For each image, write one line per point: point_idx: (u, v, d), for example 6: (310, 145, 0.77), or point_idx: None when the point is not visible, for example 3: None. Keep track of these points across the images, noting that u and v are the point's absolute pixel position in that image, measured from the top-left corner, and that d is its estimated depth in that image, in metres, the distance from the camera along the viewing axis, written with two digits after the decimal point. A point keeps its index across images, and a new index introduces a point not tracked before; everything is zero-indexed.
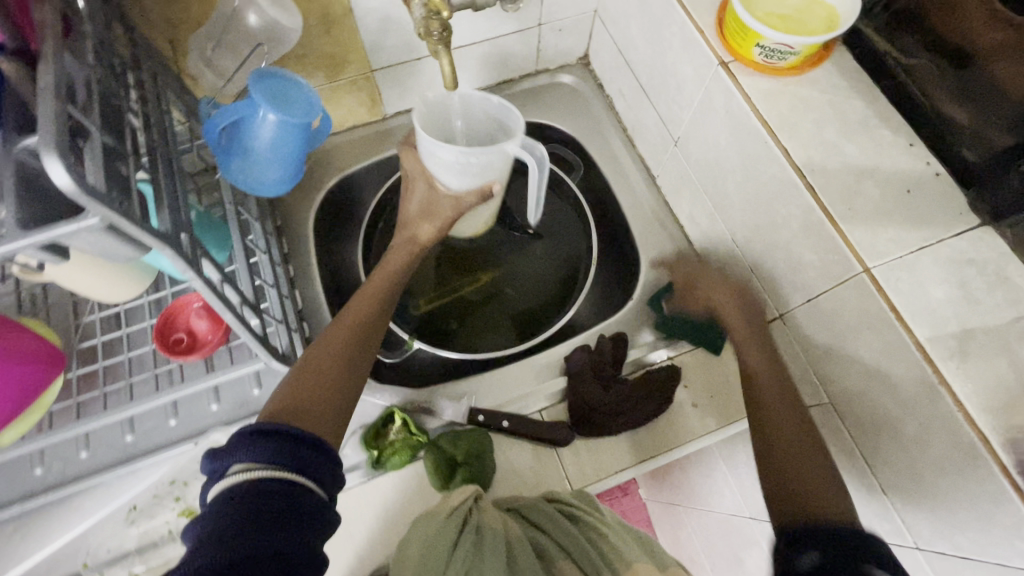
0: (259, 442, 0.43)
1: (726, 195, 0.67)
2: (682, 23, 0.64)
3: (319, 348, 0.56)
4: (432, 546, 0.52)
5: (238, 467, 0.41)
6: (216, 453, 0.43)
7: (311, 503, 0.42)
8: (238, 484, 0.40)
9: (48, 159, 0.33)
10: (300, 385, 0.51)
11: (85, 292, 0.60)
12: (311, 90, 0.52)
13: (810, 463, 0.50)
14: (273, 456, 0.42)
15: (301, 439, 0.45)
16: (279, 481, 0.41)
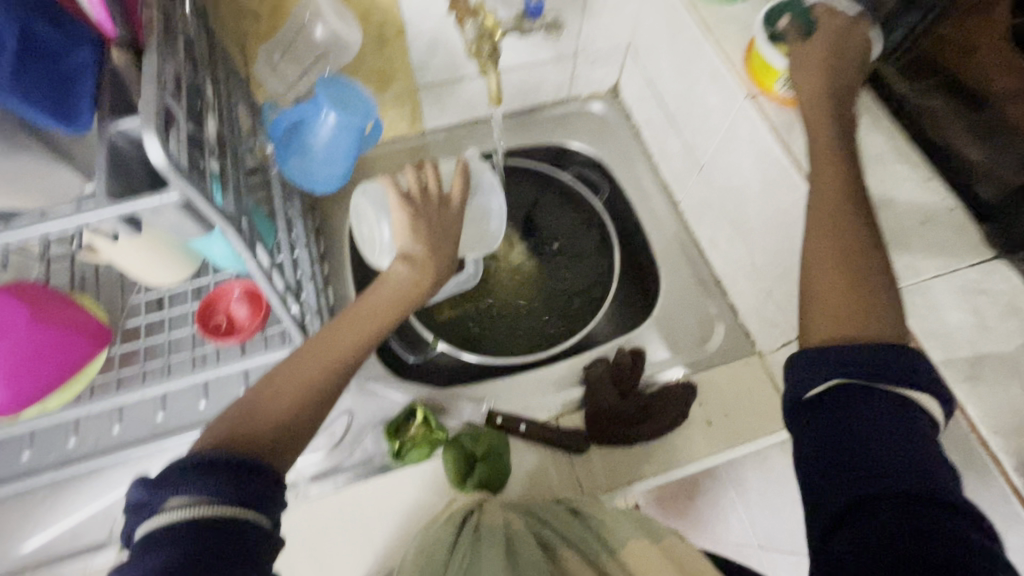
0: (204, 473, 0.39)
1: (747, 219, 0.71)
2: (713, 58, 0.68)
3: (285, 373, 0.49)
4: (434, 547, 0.54)
5: (175, 503, 0.38)
6: (151, 482, 0.39)
7: (248, 541, 0.39)
8: (174, 523, 0.37)
9: (149, 138, 0.38)
10: (253, 416, 0.46)
11: (137, 271, 0.63)
12: (368, 95, 0.57)
13: (866, 276, 0.45)
14: (214, 490, 0.39)
15: (246, 466, 0.41)
16: (219, 520, 0.38)
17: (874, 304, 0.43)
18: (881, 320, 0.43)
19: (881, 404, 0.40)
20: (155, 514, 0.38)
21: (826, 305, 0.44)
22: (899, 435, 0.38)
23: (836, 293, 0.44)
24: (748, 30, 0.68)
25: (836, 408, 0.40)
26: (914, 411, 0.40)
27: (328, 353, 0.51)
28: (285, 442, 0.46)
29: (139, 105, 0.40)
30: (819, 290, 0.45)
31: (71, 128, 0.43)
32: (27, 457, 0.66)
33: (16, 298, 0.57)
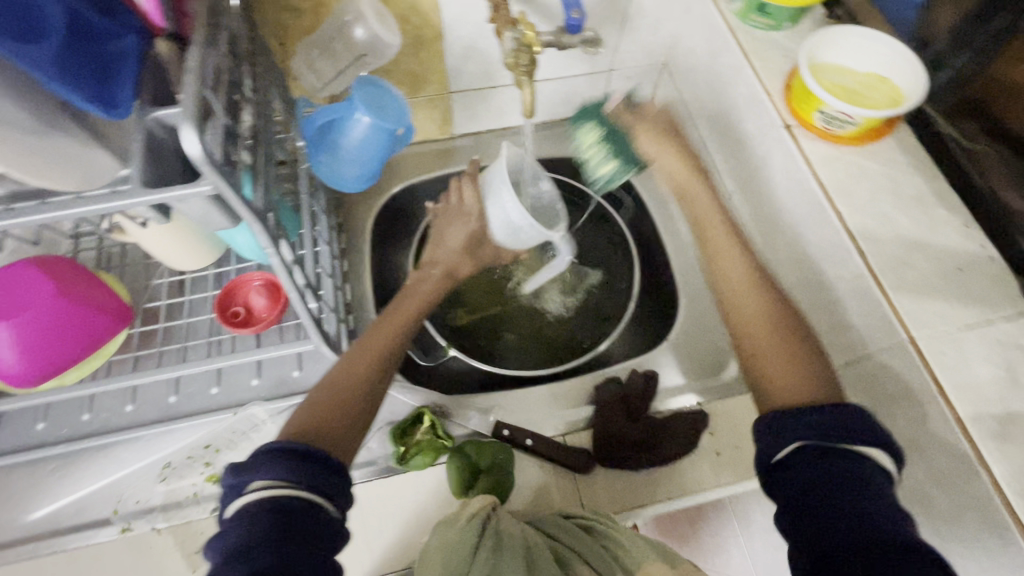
0: (276, 458, 0.44)
1: (775, 250, 0.69)
2: (751, 85, 0.67)
3: (348, 362, 0.57)
4: (456, 548, 0.53)
5: (257, 485, 0.43)
6: (239, 467, 0.44)
7: (321, 516, 0.43)
8: (257, 501, 0.42)
9: (187, 131, 0.39)
10: (318, 408, 0.52)
11: (162, 255, 0.65)
12: (404, 101, 0.57)
13: (793, 349, 0.52)
14: (289, 474, 0.43)
15: (314, 455, 0.46)
16: (295, 497, 0.42)
17: (800, 362, 0.51)
18: (813, 372, 0.50)
19: (839, 464, 0.42)
20: (239, 495, 0.43)
21: (768, 374, 0.52)
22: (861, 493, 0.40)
23: (775, 354, 0.52)
24: (789, 59, 0.67)
25: (801, 472, 0.43)
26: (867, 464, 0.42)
27: (376, 347, 0.58)
28: (350, 426, 0.52)
29: (180, 98, 0.41)
30: (757, 362, 0.53)
31: (109, 115, 0.43)
32: (42, 428, 0.67)
33: (43, 274, 0.59)
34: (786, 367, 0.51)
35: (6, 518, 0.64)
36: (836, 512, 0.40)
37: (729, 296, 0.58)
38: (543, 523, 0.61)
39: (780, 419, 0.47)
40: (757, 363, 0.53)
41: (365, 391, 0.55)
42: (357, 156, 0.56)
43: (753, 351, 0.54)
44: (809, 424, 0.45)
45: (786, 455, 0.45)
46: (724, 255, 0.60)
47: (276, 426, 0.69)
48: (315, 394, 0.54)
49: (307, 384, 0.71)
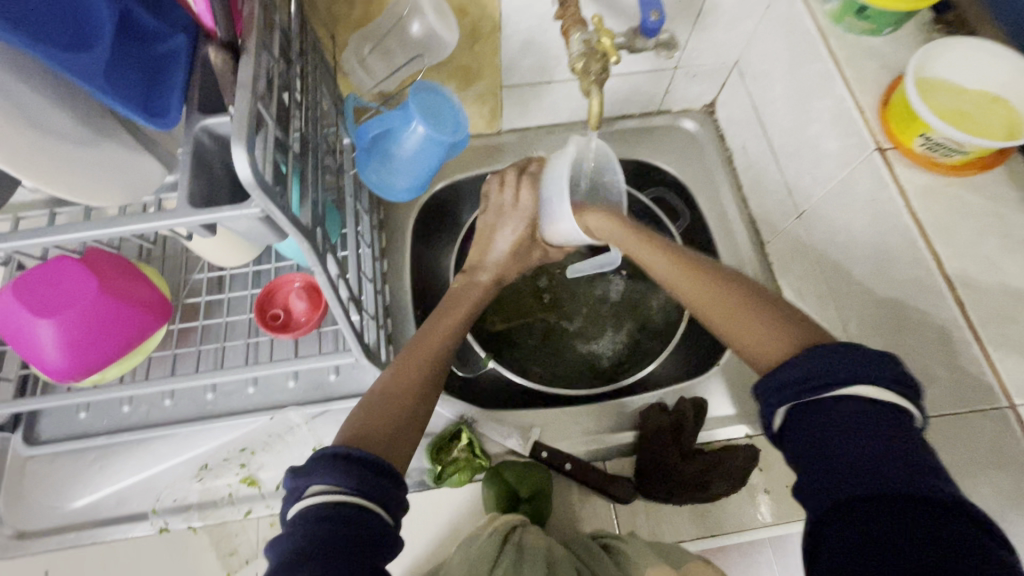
0: (334, 461, 0.43)
1: (848, 282, 0.64)
2: (841, 98, 0.60)
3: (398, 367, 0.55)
4: (479, 556, 0.51)
5: (314, 489, 0.42)
6: (296, 471, 0.43)
7: (374, 526, 0.41)
8: (314, 507, 0.40)
9: (238, 152, 0.35)
10: (371, 412, 0.51)
11: (206, 253, 0.60)
12: (460, 107, 0.57)
13: (746, 302, 0.48)
14: (346, 478, 0.42)
15: (376, 463, 0.45)
16: (350, 505, 0.41)
17: (768, 322, 0.46)
18: (778, 336, 0.45)
19: (843, 408, 0.38)
20: (298, 500, 0.42)
21: (733, 339, 0.47)
22: (874, 440, 0.37)
23: (741, 325, 0.47)
24: (887, 71, 0.60)
25: (803, 423, 0.40)
26: (880, 405, 0.38)
27: (426, 353, 0.58)
28: (405, 433, 0.51)
29: (231, 111, 0.38)
30: (722, 326, 0.49)
31: (159, 125, 0.40)
32: (84, 418, 0.67)
33: (85, 268, 0.57)
34: (759, 340, 0.46)
35: (49, 506, 0.65)
36: (851, 464, 0.37)
37: (669, 281, 0.53)
38: (571, 543, 0.60)
39: (766, 380, 0.43)
40: (730, 335, 0.48)
41: (417, 397, 0.54)
42: (408, 165, 0.58)
43: (717, 320, 0.49)
44: (810, 372, 0.40)
45: (786, 412, 0.41)
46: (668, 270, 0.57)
47: (311, 431, 0.68)
48: (367, 398, 0.53)
49: (343, 389, 0.69)
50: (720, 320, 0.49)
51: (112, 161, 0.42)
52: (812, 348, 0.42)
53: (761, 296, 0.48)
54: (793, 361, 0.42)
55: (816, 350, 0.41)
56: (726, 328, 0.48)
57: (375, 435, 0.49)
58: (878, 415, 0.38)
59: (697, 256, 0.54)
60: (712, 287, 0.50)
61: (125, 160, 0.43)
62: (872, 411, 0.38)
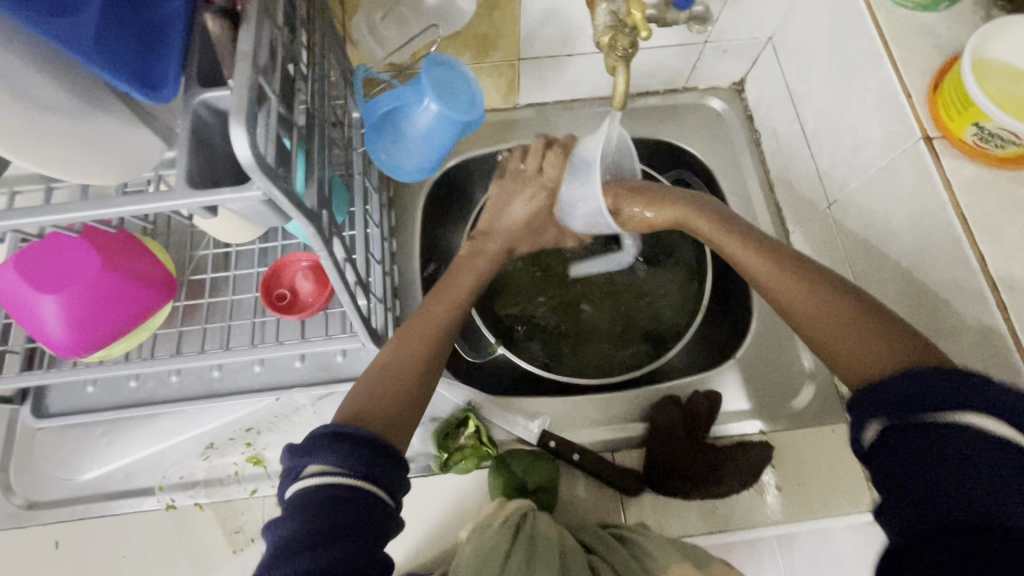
0: (333, 442, 0.41)
1: (880, 278, 0.60)
2: (886, 81, 0.56)
3: (396, 348, 0.53)
4: (490, 549, 0.49)
5: (312, 470, 0.40)
6: (294, 449, 0.41)
7: (367, 509, 0.39)
8: (310, 490, 0.39)
9: (237, 130, 0.33)
10: (373, 391, 0.49)
11: (212, 230, 0.57)
12: (475, 81, 0.54)
13: (837, 309, 0.48)
14: (343, 460, 0.40)
15: (370, 441, 0.42)
16: (343, 489, 0.39)
17: (877, 336, 0.45)
18: (883, 349, 0.44)
19: (927, 444, 0.37)
20: (296, 479, 0.40)
21: (838, 345, 0.46)
22: (953, 476, 0.36)
23: (841, 333, 0.46)
24: (940, 50, 0.55)
25: (882, 452, 0.39)
26: (957, 436, 0.36)
27: (424, 331, 0.54)
28: (404, 417, 0.49)
29: (231, 85, 0.35)
30: (819, 335, 0.48)
31: (154, 98, 0.38)
32: (92, 392, 0.67)
33: (87, 244, 0.55)
34: (845, 340, 0.46)
35: (59, 477, 0.65)
36: (933, 497, 0.36)
37: (767, 290, 0.53)
38: (577, 530, 0.59)
39: (868, 395, 0.41)
40: (819, 338, 0.48)
41: (420, 375, 0.51)
42: (419, 145, 0.55)
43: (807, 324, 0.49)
44: (895, 400, 0.40)
45: (871, 432, 0.40)
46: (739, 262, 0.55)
47: (317, 412, 0.68)
48: (367, 375, 0.51)
49: (351, 371, 0.67)
50: (807, 326, 0.49)
51: (108, 137, 0.40)
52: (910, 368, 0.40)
53: (877, 310, 0.47)
54: (879, 389, 0.41)
55: (899, 378, 0.40)
56: (808, 325, 0.49)
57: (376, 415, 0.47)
58: (962, 446, 0.36)
59: (807, 259, 0.53)
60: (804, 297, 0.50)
61: (121, 135, 0.41)
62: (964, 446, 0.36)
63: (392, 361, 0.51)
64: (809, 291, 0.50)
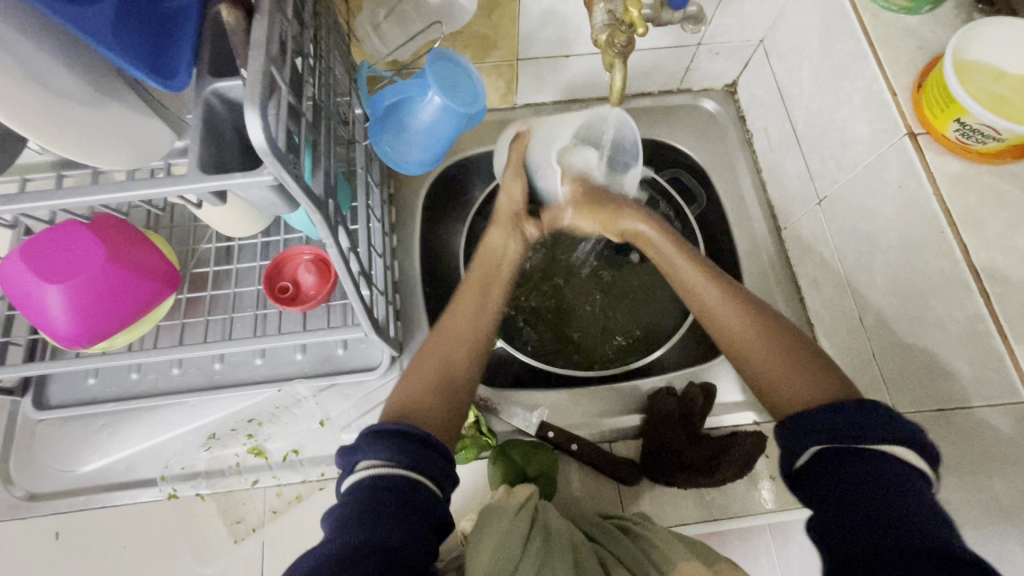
0: (382, 438, 0.44)
1: (868, 272, 0.62)
2: (873, 80, 0.58)
3: (427, 349, 0.56)
4: (509, 533, 0.47)
5: (364, 464, 0.43)
6: (346, 449, 0.45)
7: (416, 498, 0.42)
8: (363, 481, 0.42)
9: (251, 115, 0.34)
10: (415, 391, 0.52)
11: (214, 222, 0.58)
12: (477, 76, 0.56)
13: (783, 346, 0.50)
14: (393, 453, 0.43)
15: (420, 439, 0.46)
16: (391, 479, 0.42)
17: (800, 371, 0.48)
18: (811, 385, 0.47)
19: (853, 468, 0.40)
20: (351, 472, 0.44)
21: (763, 376, 0.50)
22: (866, 489, 0.39)
23: (769, 359, 0.50)
24: (923, 52, 0.58)
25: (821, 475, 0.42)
26: (880, 456, 0.40)
27: (456, 336, 0.56)
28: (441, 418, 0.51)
29: (244, 73, 0.37)
30: (760, 371, 0.50)
31: (168, 86, 0.39)
32: (93, 383, 0.67)
33: (93, 233, 0.56)
34: (769, 360, 0.50)
35: (60, 469, 0.65)
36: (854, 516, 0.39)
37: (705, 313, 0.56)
38: (581, 523, 0.59)
39: (800, 417, 0.44)
40: (755, 365, 0.51)
41: (452, 378, 0.54)
42: (423, 139, 0.57)
43: (747, 356, 0.52)
44: (832, 426, 0.42)
45: (805, 458, 0.43)
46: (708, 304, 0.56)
47: (318, 403, 0.68)
48: (403, 381, 0.54)
49: (352, 364, 0.68)
50: (745, 358, 0.52)
51: (120, 125, 0.41)
52: (835, 402, 0.44)
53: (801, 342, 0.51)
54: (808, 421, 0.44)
55: (842, 406, 0.43)
56: (740, 344, 0.52)
57: (418, 413, 0.50)
58: (879, 468, 0.40)
59: (746, 292, 0.56)
60: (756, 332, 0.52)
61: (135, 125, 0.43)
62: (885, 465, 0.40)
63: (425, 363, 0.55)
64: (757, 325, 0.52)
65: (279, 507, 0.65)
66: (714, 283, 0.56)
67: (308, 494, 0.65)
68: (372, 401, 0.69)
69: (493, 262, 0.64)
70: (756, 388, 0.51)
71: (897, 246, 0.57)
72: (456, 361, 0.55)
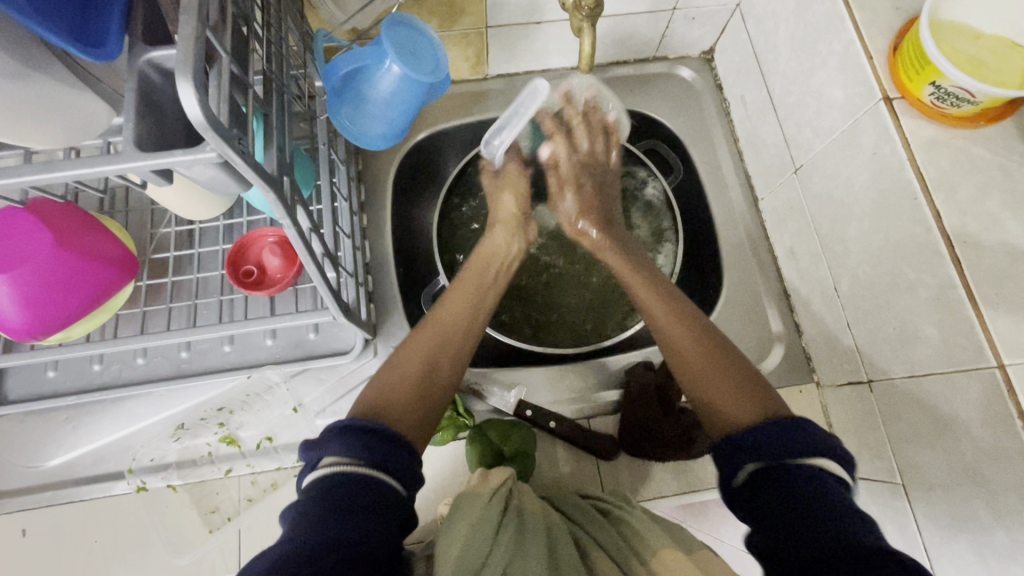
0: (345, 435, 0.43)
1: (843, 240, 0.61)
2: (848, 43, 0.57)
3: (408, 344, 0.54)
4: (477, 527, 0.46)
5: (328, 460, 0.42)
6: (312, 443, 0.44)
7: (373, 491, 0.41)
8: (323, 478, 0.41)
9: (184, 85, 0.32)
10: (396, 381, 0.50)
11: (168, 204, 0.55)
12: (439, 44, 0.54)
13: (723, 361, 0.51)
14: (355, 451, 0.42)
15: (395, 443, 0.45)
16: (349, 475, 0.41)
17: (733, 386, 0.49)
18: (744, 399, 0.48)
19: (787, 478, 0.41)
20: (313, 468, 0.43)
21: (705, 395, 0.50)
22: (804, 501, 0.39)
23: (707, 378, 0.50)
24: (899, 12, 0.56)
25: (749, 492, 0.43)
26: (819, 473, 0.41)
27: (437, 333, 0.54)
28: (416, 419, 0.49)
29: (177, 39, 0.34)
30: (699, 388, 0.51)
31: (97, 56, 0.36)
32: (53, 376, 0.64)
33: (36, 217, 0.52)
34: (685, 355, 0.52)
35: (23, 465, 0.63)
36: (789, 527, 0.39)
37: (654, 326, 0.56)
38: (558, 503, 0.59)
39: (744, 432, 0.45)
40: (687, 378, 0.52)
41: (430, 379, 0.51)
42: (384, 111, 0.54)
43: (689, 373, 0.51)
44: (761, 441, 0.43)
45: (749, 471, 0.43)
46: (657, 320, 0.56)
47: (290, 389, 0.67)
48: (384, 369, 0.52)
49: (324, 349, 0.66)
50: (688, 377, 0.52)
51: (47, 99, 0.38)
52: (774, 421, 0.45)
53: (736, 358, 0.52)
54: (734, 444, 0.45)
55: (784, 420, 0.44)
56: (666, 339, 0.55)
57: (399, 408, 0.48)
58: (809, 478, 0.40)
59: (694, 309, 0.57)
60: (693, 345, 0.53)
61: (66, 99, 0.40)
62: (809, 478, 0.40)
63: (408, 355, 0.52)
64: (689, 337, 0.53)
65: (254, 495, 0.64)
66: (665, 305, 0.57)
67: (283, 481, 0.64)
68: (346, 386, 0.67)
69: (495, 260, 0.64)
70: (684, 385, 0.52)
71: (871, 215, 0.57)
72: (439, 363, 0.53)
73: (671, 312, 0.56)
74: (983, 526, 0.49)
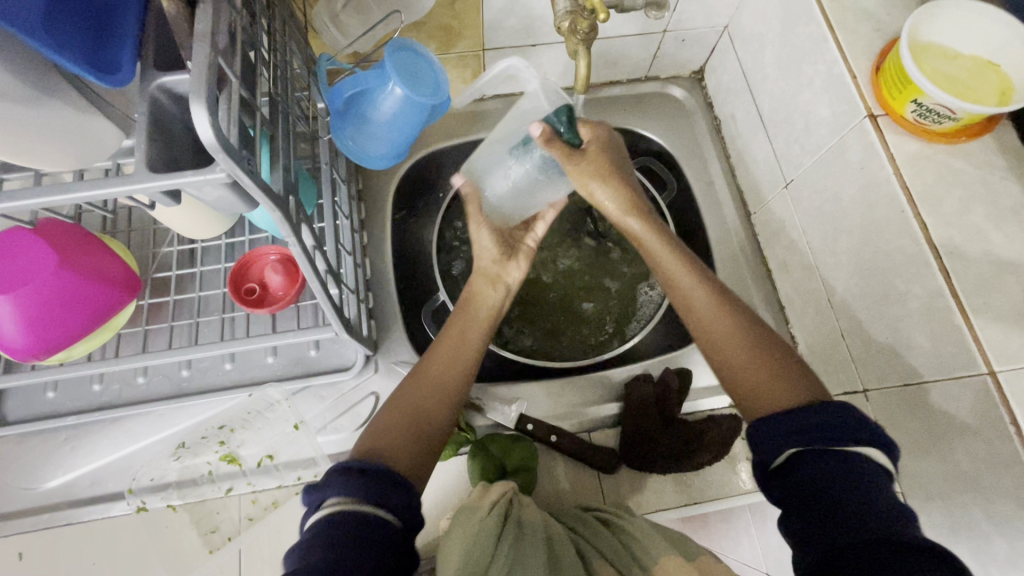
0: (348, 477, 0.43)
1: (835, 252, 0.63)
2: (832, 64, 0.59)
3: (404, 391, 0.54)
4: (476, 538, 0.47)
5: (330, 502, 0.43)
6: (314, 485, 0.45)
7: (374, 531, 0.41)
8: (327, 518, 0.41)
9: (197, 108, 0.33)
10: (386, 425, 0.51)
11: (170, 223, 0.56)
12: (439, 66, 0.55)
13: (767, 349, 0.51)
14: (360, 493, 0.43)
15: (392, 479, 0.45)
16: (355, 516, 0.41)
17: (782, 378, 0.49)
18: (794, 387, 0.48)
19: (823, 464, 0.42)
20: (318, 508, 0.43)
21: (752, 392, 0.49)
22: (845, 485, 0.40)
23: (755, 372, 0.50)
24: (880, 34, 0.59)
25: (787, 475, 0.43)
26: (856, 459, 0.42)
27: (430, 382, 0.54)
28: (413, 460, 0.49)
29: (189, 64, 0.35)
30: (746, 386, 0.50)
31: (110, 80, 0.37)
32: (53, 397, 0.64)
33: (41, 239, 0.52)
34: (730, 342, 0.52)
35: (19, 488, 0.62)
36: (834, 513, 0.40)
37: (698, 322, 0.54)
38: (561, 516, 0.59)
39: (765, 423, 0.46)
40: (731, 374, 0.51)
41: (421, 430, 0.51)
42: (386, 132, 0.56)
43: (739, 368, 0.51)
44: (792, 430, 0.44)
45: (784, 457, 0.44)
46: (703, 320, 0.54)
47: (292, 407, 0.66)
48: (378, 416, 0.53)
49: (325, 365, 0.67)
50: (732, 374, 0.51)
51: (57, 123, 0.39)
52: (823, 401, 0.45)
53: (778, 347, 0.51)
54: (759, 427, 0.47)
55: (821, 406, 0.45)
56: (709, 331, 0.53)
57: (390, 450, 0.49)
58: (852, 465, 0.41)
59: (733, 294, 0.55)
60: (733, 335, 0.52)
61: (76, 122, 0.41)
62: (847, 463, 0.41)
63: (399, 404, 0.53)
64: (730, 329, 0.52)
65: (254, 514, 0.64)
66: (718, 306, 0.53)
67: (284, 500, 0.64)
68: (347, 403, 0.67)
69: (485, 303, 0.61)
70: (729, 383, 0.52)
71: (861, 228, 0.58)
72: (432, 412, 0.53)
73: (720, 305, 0.53)
74: (982, 533, 0.49)
